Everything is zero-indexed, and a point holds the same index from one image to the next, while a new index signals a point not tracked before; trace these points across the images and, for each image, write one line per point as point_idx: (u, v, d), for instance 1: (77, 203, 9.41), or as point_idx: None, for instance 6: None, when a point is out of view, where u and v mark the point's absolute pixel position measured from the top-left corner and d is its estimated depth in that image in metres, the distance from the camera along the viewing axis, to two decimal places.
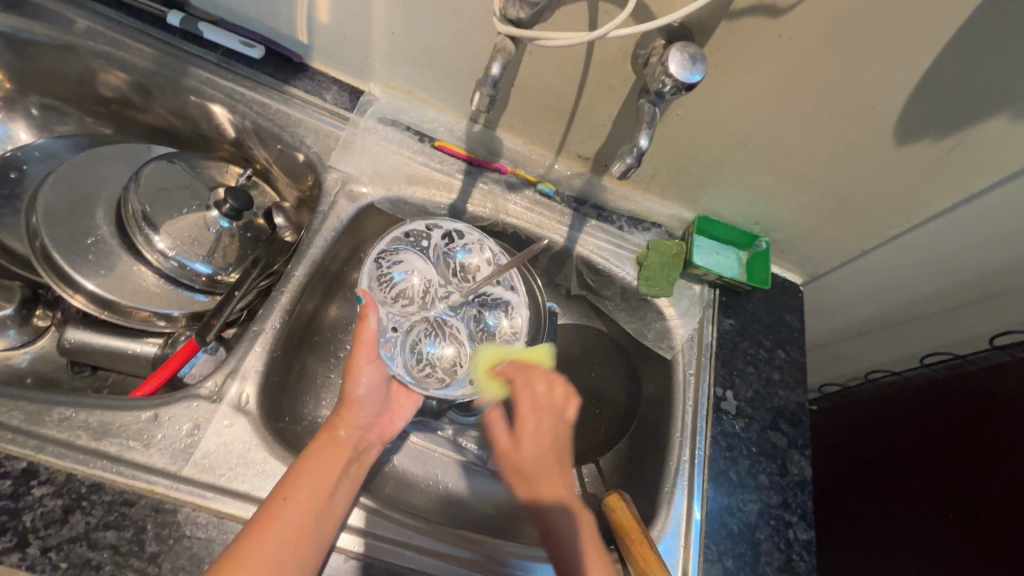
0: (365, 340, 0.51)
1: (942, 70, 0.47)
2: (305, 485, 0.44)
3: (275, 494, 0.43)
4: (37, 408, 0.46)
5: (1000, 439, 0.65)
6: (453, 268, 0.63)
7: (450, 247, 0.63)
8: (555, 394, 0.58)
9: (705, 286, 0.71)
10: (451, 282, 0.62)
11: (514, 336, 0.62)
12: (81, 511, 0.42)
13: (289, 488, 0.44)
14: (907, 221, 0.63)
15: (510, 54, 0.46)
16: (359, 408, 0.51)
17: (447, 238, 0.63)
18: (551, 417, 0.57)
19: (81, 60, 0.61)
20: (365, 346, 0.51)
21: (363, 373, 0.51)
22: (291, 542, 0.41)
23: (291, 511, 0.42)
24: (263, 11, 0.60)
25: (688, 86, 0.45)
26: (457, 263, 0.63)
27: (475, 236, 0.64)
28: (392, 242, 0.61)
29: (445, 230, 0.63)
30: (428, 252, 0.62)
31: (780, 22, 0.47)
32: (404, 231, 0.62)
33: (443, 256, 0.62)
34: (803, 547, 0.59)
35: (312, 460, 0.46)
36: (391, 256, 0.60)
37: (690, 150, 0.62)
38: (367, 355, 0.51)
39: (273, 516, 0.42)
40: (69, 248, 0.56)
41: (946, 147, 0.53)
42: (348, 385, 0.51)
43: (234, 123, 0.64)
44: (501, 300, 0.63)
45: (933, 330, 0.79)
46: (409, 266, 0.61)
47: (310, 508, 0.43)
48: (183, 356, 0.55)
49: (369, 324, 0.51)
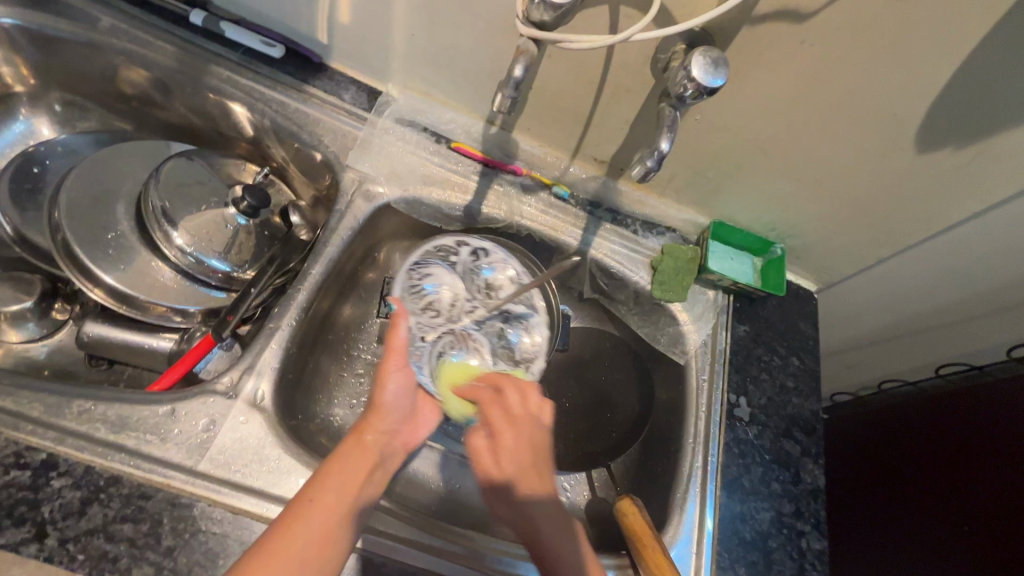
0: (393, 345, 0.50)
1: (966, 77, 0.46)
2: (333, 487, 0.43)
3: (302, 496, 0.42)
4: (56, 400, 0.46)
5: (1013, 450, 0.65)
6: (479, 284, 0.64)
7: (477, 263, 0.64)
8: (528, 405, 0.52)
9: (719, 292, 0.71)
10: (477, 297, 0.63)
11: (535, 354, 0.63)
12: (99, 503, 0.43)
13: (316, 490, 0.43)
14: (926, 229, 0.63)
15: (532, 56, 0.46)
16: (387, 414, 0.50)
17: (474, 255, 0.64)
18: (527, 427, 0.51)
19: (104, 57, 0.62)
20: (394, 352, 0.50)
21: (392, 378, 0.50)
22: (315, 546, 0.40)
23: (317, 513, 0.41)
24: (285, 11, 0.61)
25: (710, 90, 0.44)
26: (483, 279, 0.64)
27: (499, 254, 0.65)
28: (422, 256, 0.63)
29: (472, 247, 0.65)
30: (456, 267, 0.63)
31: (803, 28, 0.47)
32: (437, 246, 0.63)
33: (472, 271, 0.64)
34: (816, 557, 0.58)
35: (339, 464, 0.45)
36: (423, 269, 0.62)
37: (707, 155, 0.62)
38: (397, 362, 0.51)
39: (301, 517, 0.41)
40: (89, 242, 0.57)
41: (968, 156, 0.53)
42: (376, 391, 0.50)
43: (253, 121, 0.65)
44: (524, 318, 0.64)
45: (949, 340, 0.78)
46: (439, 279, 0.62)
47: (337, 510, 0.42)
48: (199, 352, 0.55)
49: (401, 332, 0.50)
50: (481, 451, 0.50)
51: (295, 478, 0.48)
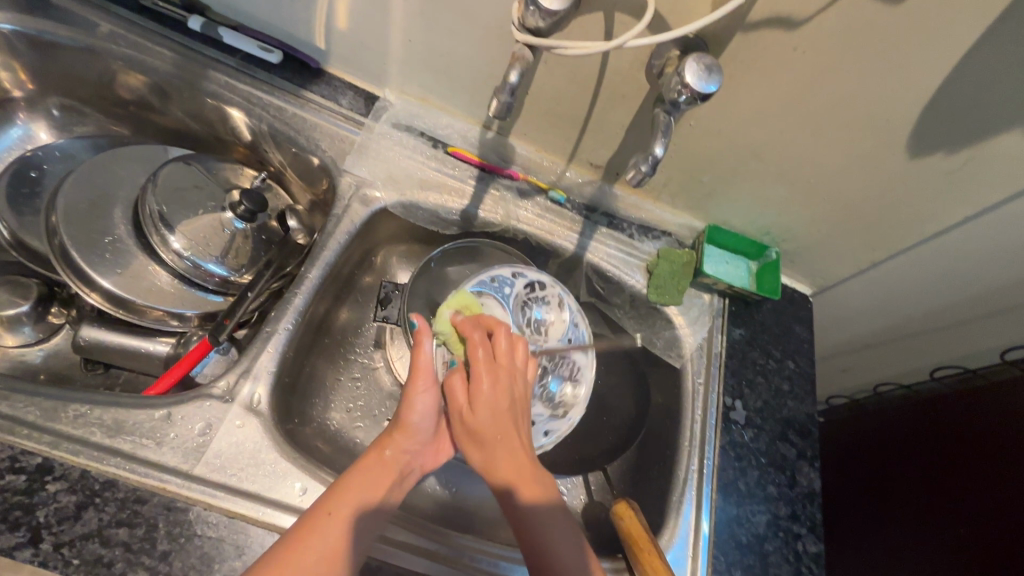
0: (420, 364, 0.48)
1: (957, 83, 0.47)
2: (351, 503, 0.43)
3: (319, 509, 0.42)
4: (52, 404, 0.46)
5: (1010, 454, 0.65)
6: (529, 321, 0.64)
7: (530, 298, 0.65)
8: (514, 356, 0.51)
9: (714, 296, 0.71)
10: (526, 332, 0.64)
11: (573, 403, 0.63)
12: (94, 507, 0.42)
13: (335, 504, 0.42)
14: (918, 234, 0.63)
15: (528, 63, 0.47)
16: (414, 434, 0.48)
17: (529, 289, 0.65)
18: (507, 372, 0.49)
19: (102, 62, 0.62)
20: (420, 373, 0.48)
21: (420, 400, 0.48)
22: (328, 561, 0.39)
23: (334, 528, 0.41)
24: (283, 17, 0.61)
25: (704, 96, 0.45)
26: (534, 316, 0.65)
27: (556, 292, 0.66)
28: (476, 284, 0.63)
29: (528, 281, 0.65)
30: (510, 299, 0.64)
31: (795, 34, 0.47)
32: (491, 276, 0.64)
33: (524, 307, 0.64)
34: (812, 559, 0.58)
35: (360, 479, 0.44)
36: (477, 297, 0.63)
37: (702, 159, 0.62)
38: (423, 383, 0.48)
39: (318, 532, 0.40)
40: (86, 247, 0.57)
41: (960, 161, 0.54)
42: (403, 410, 0.49)
43: (250, 126, 0.65)
44: (571, 362, 0.64)
45: (944, 343, 0.79)
46: (487, 310, 0.62)
47: (354, 526, 0.42)
48: (195, 356, 0.55)
49: (425, 350, 0.48)
50: (457, 386, 0.49)
51: (291, 482, 0.48)
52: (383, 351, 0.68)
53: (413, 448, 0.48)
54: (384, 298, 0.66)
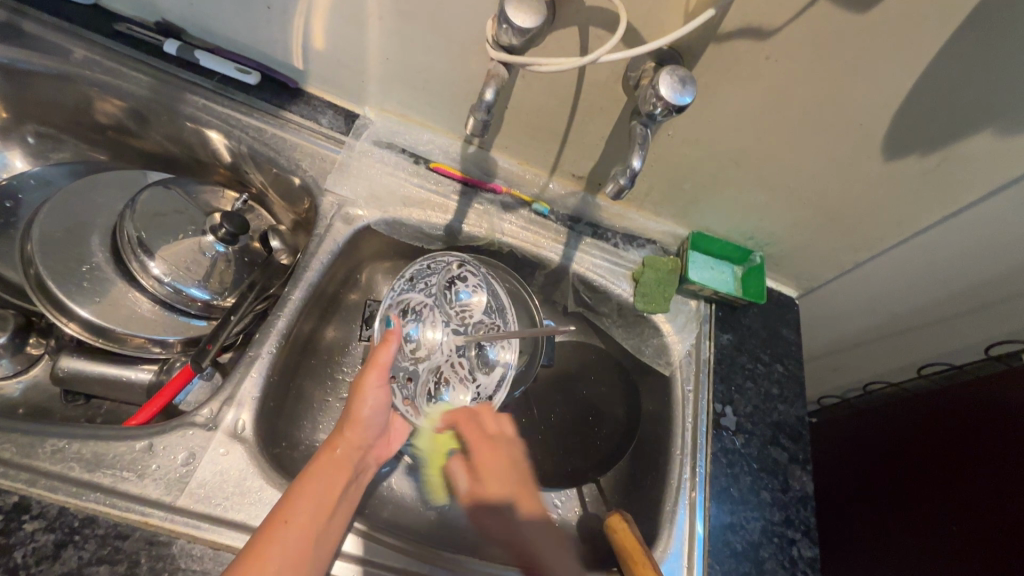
0: (378, 360, 0.52)
1: (924, 89, 0.48)
2: (311, 508, 0.44)
3: (276, 519, 0.43)
4: (28, 440, 0.45)
5: (1001, 448, 0.65)
6: (456, 308, 0.63)
7: (453, 287, 0.63)
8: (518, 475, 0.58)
9: (701, 302, 0.71)
10: (454, 324, 0.63)
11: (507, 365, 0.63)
12: (74, 545, 0.41)
13: (293, 510, 0.44)
14: (898, 234, 0.64)
15: (503, 80, 0.47)
16: (363, 427, 0.51)
17: (450, 280, 0.63)
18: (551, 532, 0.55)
19: (78, 89, 0.62)
20: (377, 368, 0.52)
21: (371, 392, 0.52)
22: (301, 556, 0.42)
23: (293, 533, 0.42)
24: (260, 38, 0.61)
25: (678, 108, 0.45)
26: (460, 302, 0.63)
27: (477, 277, 0.64)
28: (395, 291, 0.60)
29: (448, 272, 0.63)
30: (433, 290, 0.63)
31: (766, 45, 0.48)
32: (409, 276, 0.62)
33: (447, 296, 0.63)
34: (807, 564, 0.58)
35: (313, 480, 0.46)
36: (402, 302, 0.61)
37: (682, 168, 0.63)
38: (377, 377, 0.52)
39: (279, 539, 0.42)
40: (63, 276, 0.56)
41: (934, 162, 0.54)
42: (353, 405, 0.51)
43: (230, 148, 0.65)
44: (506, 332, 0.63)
45: (930, 340, 0.80)
46: (421, 321, 0.62)
47: (312, 529, 0.44)
48: (178, 383, 0.54)
49: (390, 349, 0.52)
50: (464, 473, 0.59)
51: None
52: None
53: (362, 442, 0.52)
54: (369, 316, 0.65)
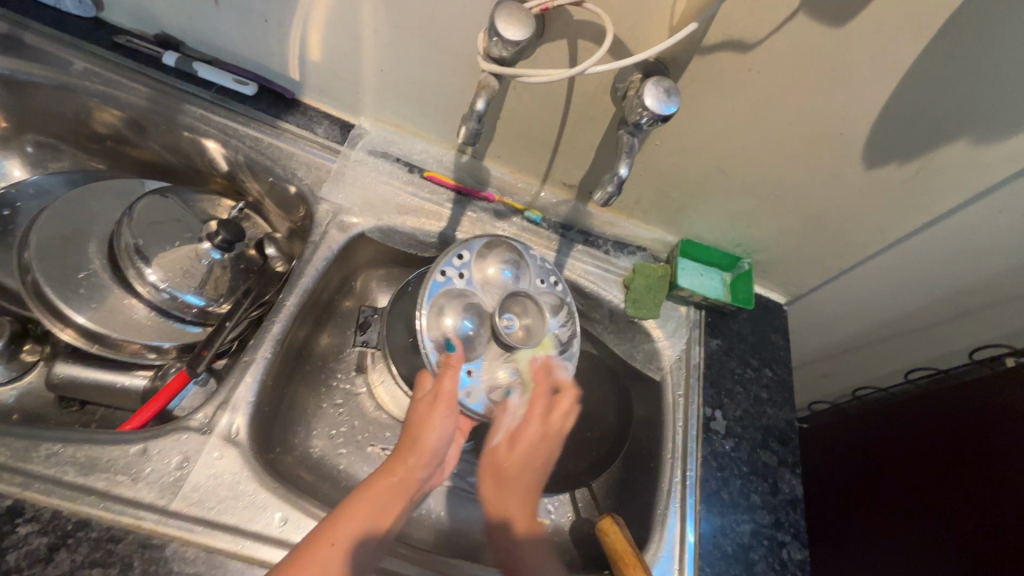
0: (448, 399, 0.53)
1: (900, 100, 0.50)
2: (356, 530, 0.46)
3: (322, 540, 0.44)
4: (23, 445, 0.45)
5: (987, 452, 0.66)
6: (501, 287, 0.59)
7: (489, 267, 0.59)
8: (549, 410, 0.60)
9: (691, 308, 0.72)
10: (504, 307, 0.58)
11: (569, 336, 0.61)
12: (67, 549, 0.42)
13: (339, 533, 0.45)
14: (882, 241, 0.66)
15: (493, 91, 0.48)
16: (425, 455, 0.53)
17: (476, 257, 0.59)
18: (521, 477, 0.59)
19: (77, 100, 0.63)
20: (445, 401, 0.53)
21: (438, 422, 0.53)
22: None
23: (335, 558, 0.44)
24: (257, 51, 0.63)
25: (663, 118, 0.46)
26: (503, 280, 0.59)
27: (501, 250, 0.60)
28: (441, 288, 0.56)
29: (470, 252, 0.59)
30: (473, 281, 0.58)
31: (748, 56, 0.49)
32: (442, 268, 0.57)
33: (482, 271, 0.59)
34: (797, 567, 0.59)
35: (364, 503, 0.48)
36: (453, 304, 0.55)
37: (671, 177, 0.64)
38: (444, 410, 0.53)
39: (322, 558, 0.43)
40: (61, 283, 0.56)
41: (914, 170, 0.56)
42: (421, 433, 0.53)
43: (227, 157, 0.66)
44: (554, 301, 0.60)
45: (917, 344, 0.81)
46: (475, 308, 0.56)
47: (353, 553, 0.45)
48: (172, 388, 0.55)
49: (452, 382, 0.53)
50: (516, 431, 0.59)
51: (271, 512, 0.48)
52: (364, 375, 0.68)
53: (422, 468, 0.53)
54: (364, 322, 0.65)
